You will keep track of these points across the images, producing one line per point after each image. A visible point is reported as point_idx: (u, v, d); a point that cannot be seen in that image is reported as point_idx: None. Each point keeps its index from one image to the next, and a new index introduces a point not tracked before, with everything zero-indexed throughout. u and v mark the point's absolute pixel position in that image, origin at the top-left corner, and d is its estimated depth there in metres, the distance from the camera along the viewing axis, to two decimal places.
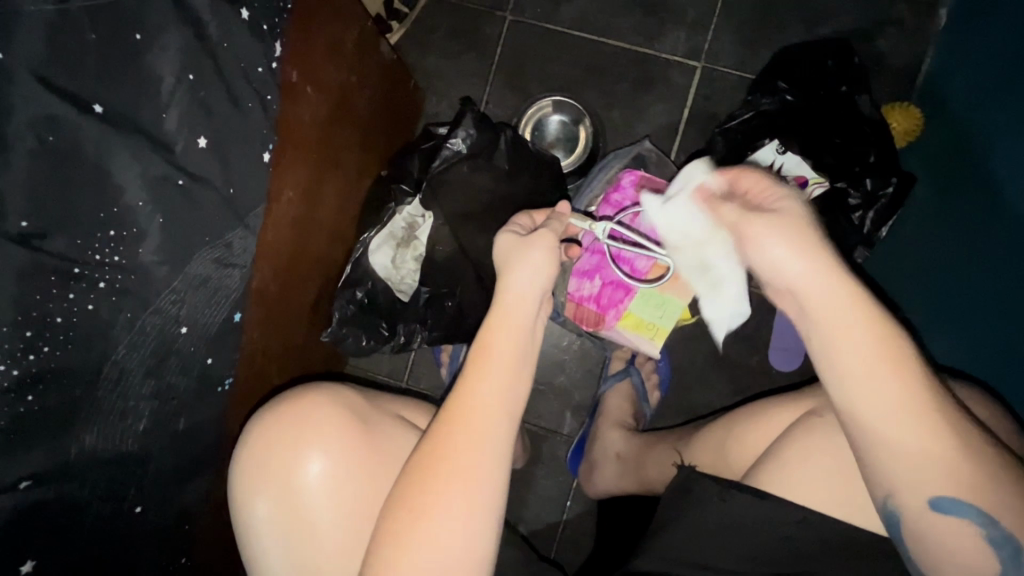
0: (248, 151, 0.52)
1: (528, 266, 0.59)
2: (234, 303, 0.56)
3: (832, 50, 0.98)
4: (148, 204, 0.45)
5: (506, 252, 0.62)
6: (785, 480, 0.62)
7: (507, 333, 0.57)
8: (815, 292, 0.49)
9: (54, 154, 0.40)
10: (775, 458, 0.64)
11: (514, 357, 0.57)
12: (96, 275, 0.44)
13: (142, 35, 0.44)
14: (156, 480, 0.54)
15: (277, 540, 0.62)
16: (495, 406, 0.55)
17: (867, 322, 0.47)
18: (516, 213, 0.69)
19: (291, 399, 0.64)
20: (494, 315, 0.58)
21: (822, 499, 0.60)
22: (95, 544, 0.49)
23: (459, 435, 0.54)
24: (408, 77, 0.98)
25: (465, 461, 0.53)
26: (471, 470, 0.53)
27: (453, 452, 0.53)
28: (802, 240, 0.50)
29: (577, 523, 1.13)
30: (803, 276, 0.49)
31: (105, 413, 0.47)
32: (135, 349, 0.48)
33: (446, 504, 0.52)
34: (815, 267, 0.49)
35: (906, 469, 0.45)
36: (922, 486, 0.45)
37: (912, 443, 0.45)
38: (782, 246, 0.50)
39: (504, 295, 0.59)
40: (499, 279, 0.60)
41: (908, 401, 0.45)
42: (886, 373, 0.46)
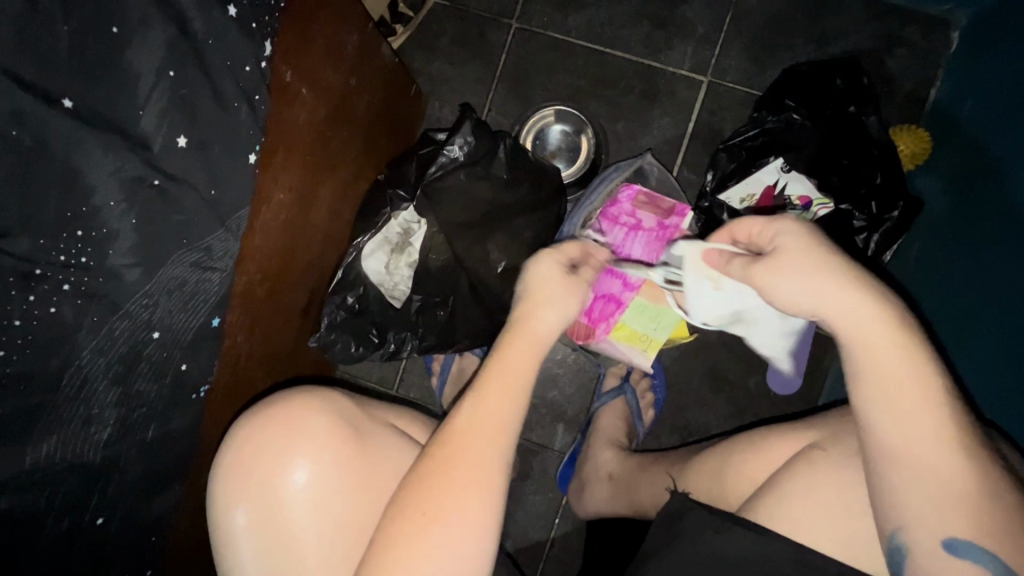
0: (235, 153, 0.51)
1: (553, 298, 0.61)
2: (213, 308, 0.55)
3: (842, 69, 0.97)
4: (120, 204, 0.44)
5: (535, 278, 0.63)
6: (784, 515, 0.59)
7: (526, 354, 0.58)
8: (840, 317, 0.49)
9: (18, 148, 0.38)
10: (774, 493, 0.62)
11: (526, 376, 0.58)
12: (59, 276, 0.42)
13: (119, 29, 0.41)
14: (120, 491, 0.52)
15: (255, 551, 0.59)
16: (509, 423, 0.55)
17: (895, 342, 0.47)
18: (567, 241, 0.68)
19: (279, 403, 0.61)
20: (516, 333, 0.59)
21: (818, 539, 0.57)
22: (51, 557, 0.47)
23: (474, 443, 0.52)
24: (408, 81, 0.97)
25: (480, 469, 0.52)
26: (480, 478, 0.51)
27: (468, 460, 0.52)
28: (825, 273, 0.49)
29: (566, 541, 1.11)
30: (833, 306, 0.49)
31: (66, 421, 0.45)
32: (101, 353, 0.45)
33: (456, 513, 0.50)
34: (844, 296, 0.49)
35: (915, 499, 0.45)
36: (917, 514, 0.45)
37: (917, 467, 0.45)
38: (799, 285, 0.50)
39: (534, 321, 0.60)
40: (531, 303, 0.61)
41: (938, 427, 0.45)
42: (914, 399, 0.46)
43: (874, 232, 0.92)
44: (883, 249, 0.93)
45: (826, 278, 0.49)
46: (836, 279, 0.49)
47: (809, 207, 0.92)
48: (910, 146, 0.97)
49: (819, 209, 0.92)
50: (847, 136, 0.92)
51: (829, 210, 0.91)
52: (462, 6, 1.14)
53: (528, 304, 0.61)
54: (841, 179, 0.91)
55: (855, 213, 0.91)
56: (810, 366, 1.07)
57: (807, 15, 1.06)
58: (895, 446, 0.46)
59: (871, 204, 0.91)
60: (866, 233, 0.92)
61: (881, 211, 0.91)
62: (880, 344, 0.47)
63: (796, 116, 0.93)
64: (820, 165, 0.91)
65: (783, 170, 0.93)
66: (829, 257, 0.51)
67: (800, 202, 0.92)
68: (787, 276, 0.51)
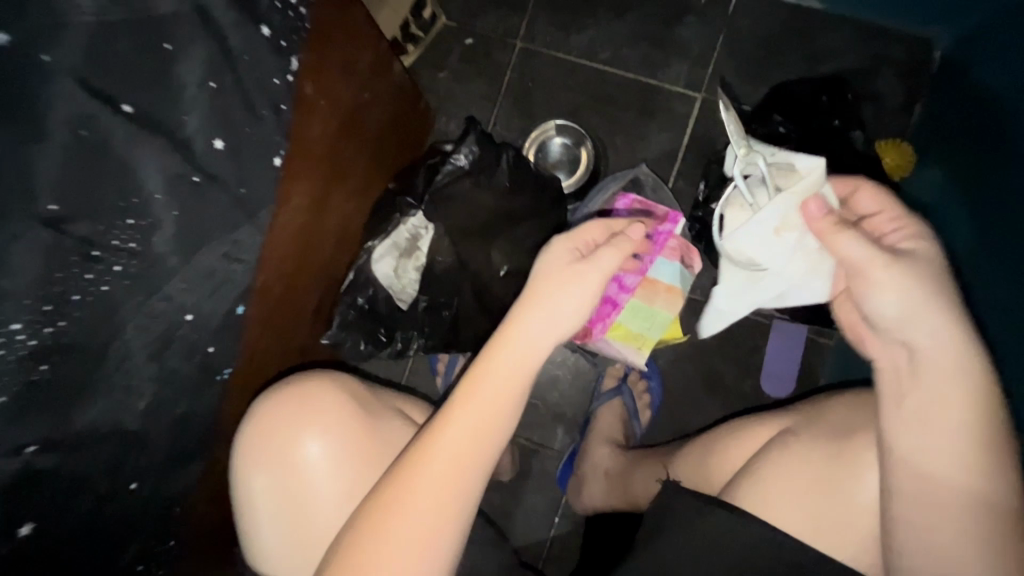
0: (260, 155, 0.58)
1: (549, 298, 0.62)
2: (237, 297, 0.61)
3: (824, 85, 1.03)
4: (164, 197, 0.49)
5: (541, 275, 0.64)
6: (759, 495, 0.64)
7: (514, 358, 0.60)
8: (925, 341, 0.52)
9: (85, 146, 0.43)
10: (751, 472, 0.66)
11: (520, 381, 0.60)
12: (112, 259, 0.47)
13: (170, 45, 0.47)
14: (150, 461, 0.57)
15: (271, 517, 0.64)
16: (491, 424, 0.59)
17: (977, 374, 0.51)
18: (588, 222, 0.68)
19: (293, 382, 0.66)
20: (505, 333, 0.61)
21: (787, 518, 0.62)
22: (89, 515, 0.52)
23: (450, 432, 0.58)
24: (417, 96, 1.04)
25: (453, 460, 0.57)
26: (455, 469, 0.57)
27: (440, 448, 0.58)
28: (925, 296, 0.52)
29: (565, 539, 1.14)
30: (922, 331, 0.52)
31: (110, 391, 0.50)
32: (142, 331, 0.51)
33: (417, 497, 0.56)
34: (938, 323, 0.52)
35: (936, 499, 0.50)
36: (936, 528, 0.50)
37: (934, 481, 0.51)
38: (898, 301, 0.53)
39: (523, 326, 0.61)
40: (535, 308, 0.61)
41: (988, 456, 0.50)
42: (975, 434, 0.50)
43: None
44: None
45: (918, 302, 0.52)
46: (937, 307, 0.52)
47: None
48: (894, 158, 1.02)
49: None
50: (832, 151, 0.97)
51: None
52: (470, 27, 1.21)
53: (529, 307, 0.62)
54: None
55: None
56: (803, 370, 1.10)
57: (796, 35, 1.12)
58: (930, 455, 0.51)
59: None
60: None
61: None
62: (961, 377, 0.51)
63: (782, 129, 0.99)
64: None
65: None
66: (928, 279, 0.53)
67: None
68: (891, 288, 0.53)
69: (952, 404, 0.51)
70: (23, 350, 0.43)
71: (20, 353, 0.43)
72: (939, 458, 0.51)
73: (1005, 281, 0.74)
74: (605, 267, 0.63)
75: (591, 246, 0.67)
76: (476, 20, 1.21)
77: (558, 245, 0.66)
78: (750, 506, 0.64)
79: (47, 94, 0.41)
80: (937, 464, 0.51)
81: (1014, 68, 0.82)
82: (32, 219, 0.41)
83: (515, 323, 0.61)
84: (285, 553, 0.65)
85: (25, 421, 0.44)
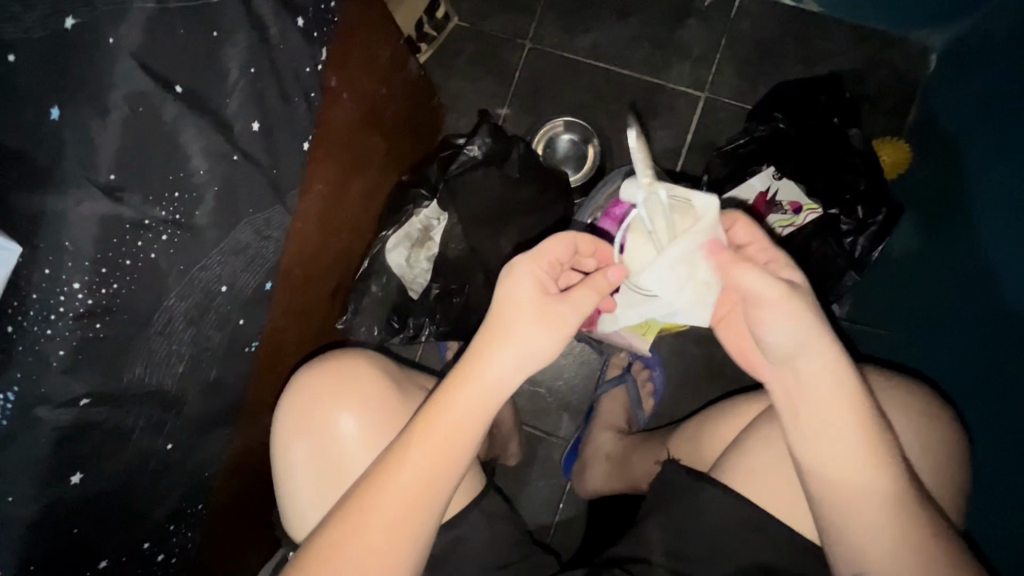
0: (291, 139, 0.62)
1: (513, 333, 0.58)
2: (267, 273, 0.65)
3: (823, 85, 1.06)
4: (207, 173, 0.54)
5: (503, 303, 0.59)
6: (749, 469, 0.70)
7: (474, 397, 0.58)
8: (813, 370, 0.57)
9: (141, 122, 0.48)
10: (738, 445, 0.73)
11: (481, 415, 0.58)
12: (159, 229, 0.51)
13: (217, 33, 0.52)
14: (185, 423, 0.61)
15: (308, 484, 0.70)
16: (452, 450, 0.58)
17: (855, 391, 0.57)
18: (550, 238, 0.61)
19: (333, 359, 0.73)
20: (463, 366, 0.59)
21: (773, 492, 0.68)
22: (131, 469, 0.56)
23: (402, 472, 0.57)
24: (430, 92, 1.07)
25: (407, 497, 0.57)
26: (416, 495, 0.58)
27: (394, 486, 0.57)
28: (813, 329, 0.56)
29: (568, 524, 1.16)
30: (811, 360, 0.57)
31: (154, 353, 0.54)
32: (183, 299, 0.55)
33: (376, 531, 0.57)
34: (824, 352, 0.56)
35: (859, 503, 0.56)
36: (849, 522, 0.57)
37: (846, 485, 0.57)
38: (788, 334, 0.57)
39: (484, 364, 0.58)
40: (500, 342, 0.58)
41: (880, 460, 0.56)
42: (863, 445, 0.56)
43: (860, 237, 1.01)
44: (869, 249, 1.02)
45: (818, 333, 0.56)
46: (822, 337, 0.56)
47: (799, 212, 1.01)
48: (891, 156, 1.06)
49: (808, 214, 1.00)
50: (829, 147, 1.00)
51: (818, 215, 1.00)
52: (480, 28, 1.25)
53: (494, 342, 0.58)
54: (825, 185, 0.99)
55: (843, 218, 1.00)
56: None
57: (795, 38, 1.16)
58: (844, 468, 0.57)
59: (857, 210, 0.99)
60: (852, 237, 1.01)
61: (866, 216, 1.00)
62: (840, 396, 0.57)
63: (781, 126, 1.04)
64: (807, 169, 1.00)
65: (774, 177, 1.01)
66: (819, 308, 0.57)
67: (791, 207, 1.01)
68: (785, 322, 0.56)
69: (839, 422, 0.57)
70: (82, 308, 0.47)
71: (80, 311, 0.47)
72: (837, 465, 0.57)
73: (1011, 270, 0.77)
74: (577, 304, 0.60)
75: (553, 267, 0.62)
76: (486, 21, 1.25)
77: (521, 267, 0.60)
78: (738, 481, 0.70)
79: (112, 74, 0.46)
80: (834, 470, 0.57)
81: (1009, 68, 0.86)
82: (91, 185, 0.46)
83: (474, 359, 0.58)
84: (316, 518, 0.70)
85: (82, 374, 0.49)
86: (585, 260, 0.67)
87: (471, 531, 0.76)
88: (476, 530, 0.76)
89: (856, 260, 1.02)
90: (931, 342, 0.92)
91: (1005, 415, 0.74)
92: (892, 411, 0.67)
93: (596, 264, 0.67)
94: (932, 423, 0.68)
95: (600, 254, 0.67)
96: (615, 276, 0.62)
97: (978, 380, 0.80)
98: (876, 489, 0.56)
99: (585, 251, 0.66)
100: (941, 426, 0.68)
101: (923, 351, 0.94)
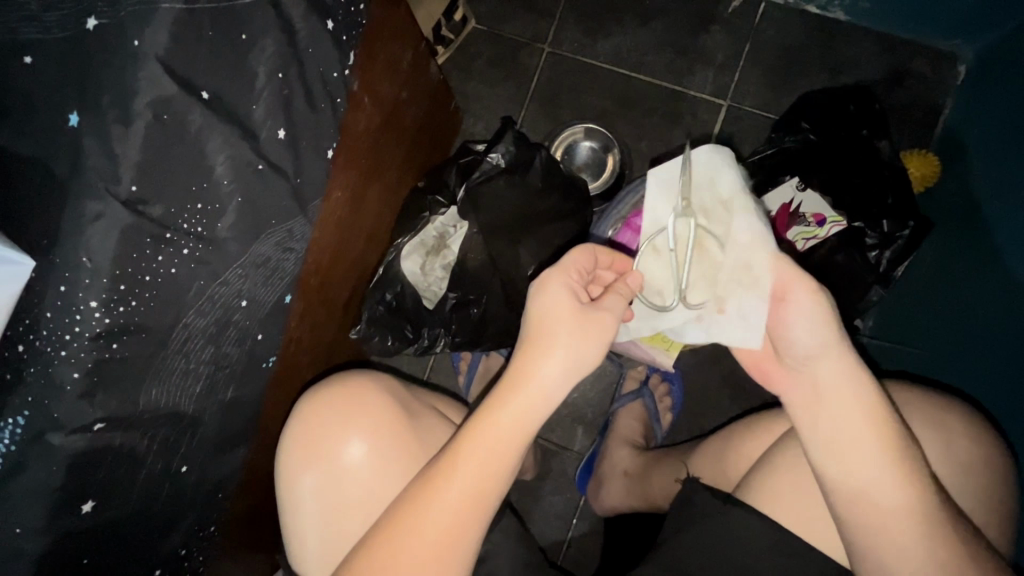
0: (316, 146, 0.59)
1: (559, 340, 0.54)
2: (286, 286, 0.62)
3: (851, 94, 1.03)
4: (231, 183, 0.51)
5: (540, 314, 0.55)
6: (776, 498, 0.66)
7: (518, 408, 0.55)
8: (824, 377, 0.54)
9: (166, 130, 0.45)
10: (766, 466, 0.69)
11: (511, 443, 0.55)
12: (181, 242, 0.49)
13: (246, 36, 0.49)
14: (200, 445, 0.58)
15: (316, 511, 0.68)
16: (470, 478, 0.55)
17: (873, 396, 0.53)
18: (577, 249, 0.59)
19: (338, 382, 0.70)
20: (508, 378, 0.55)
21: (802, 523, 0.64)
22: (143, 494, 0.53)
23: (450, 488, 0.55)
24: (449, 98, 1.04)
25: (453, 514, 0.55)
26: (445, 527, 0.55)
27: (419, 515, 0.55)
28: (825, 330, 0.54)
29: (582, 541, 1.13)
30: (823, 367, 0.54)
31: (171, 372, 0.51)
32: (203, 315, 0.52)
33: (416, 549, 0.54)
34: (832, 356, 0.54)
35: (901, 539, 0.52)
36: (888, 551, 0.52)
37: (870, 506, 0.53)
38: (807, 336, 0.54)
39: (530, 373, 0.54)
40: (538, 359, 0.54)
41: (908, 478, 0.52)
42: (885, 458, 0.52)
43: (886, 250, 0.97)
44: (894, 265, 0.97)
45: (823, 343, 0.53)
46: (833, 337, 0.54)
47: (822, 224, 0.97)
48: (919, 170, 1.02)
49: (831, 227, 0.97)
50: (858, 158, 0.97)
51: (841, 227, 0.97)
52: (498, 31, 1.23)
53: (526, 362, 0.55)
54: (856, 201, 0.97)
55: (867, 232, 0.96)
56: None
57: (821, 47, 1.14)
58: (874, 497, 0.52)
59: (883, 223, 0.96)
60: (878, 251, 0.97)
61: (892, 230, 0.95)
62: (857, 413, 0.53)
63: (812, 136, 1.01)
64: (835, 184, 0.97)
65: (798, 189, 0.99)
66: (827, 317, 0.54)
67: (814, 219, 0.98)
68: (794, 322, 0.54)
69: (863, 446, 0.53)
70: (99, 327, 0.45)
71: (96, 330, 0.44)
72: (860, 483, 0.53)
73: None
74: (613, 311, 0.57)
75: (581, 278, 0.59)
76: (505, 24, 1.23)
77: (553, 278, 0.57)
78: (765, 507, 0.67)
79: (137, 79, 0.43)
80: (872, 501, 0.52)
81: None
82: (111, 197, 0.44)
83: (522, 371, 0.55)
84: (328, 551, 0.68)
85: (98, 397, 0.46)
86: (603, 274, 0.62)
87: (491, 555, 0.72)
88: (496, 555, 0.72)
89: (882, 275, 0.97)
90: (954, 360, 0.88)
91: None
92: (943, 438, 0.62)
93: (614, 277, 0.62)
94: (981, 446, 0.62)
95: (616, 265, 0.62)
96: (633, 283, 0.59)
97: (1004, 399, 0.77)
98: (906, 510, 0.52)
99: (602, 265, 0.61)
100: (965, 437, 0.62)
101: (944, 369, 0.90)
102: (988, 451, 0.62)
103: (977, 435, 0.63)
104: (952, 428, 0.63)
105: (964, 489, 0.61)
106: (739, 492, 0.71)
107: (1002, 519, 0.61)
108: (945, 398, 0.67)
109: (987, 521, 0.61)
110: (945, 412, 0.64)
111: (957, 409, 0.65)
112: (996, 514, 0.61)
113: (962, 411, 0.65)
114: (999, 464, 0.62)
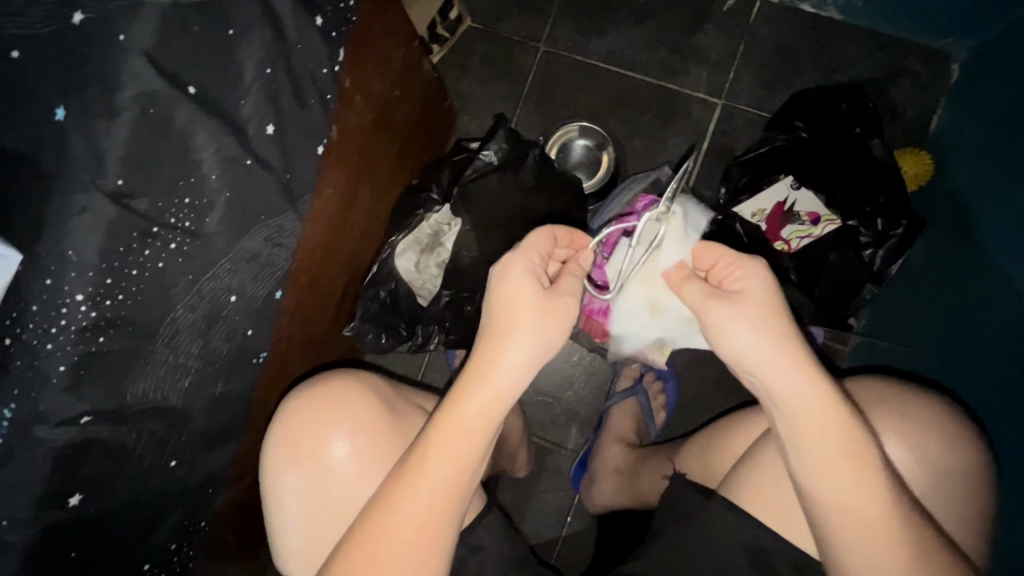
0: (306, 141, 0.60)
1: (524, 327, 0.54)
2: (276, 282, 0.63)
3: (847, 93, 1.01)
4: (219, 178, 0.51)
5: (504, 300, 0.55)
6: (755, 493, 0.66)
7: (489, 395, 0.55)
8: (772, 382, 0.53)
9: (152, 125, 0.46)
10: (748, 461, 0.69)
11: (478, 433, 0.55)
12: (169, 236, 0.49)
13: (233, 31, 0.50)
14: (188, 440, 0.59)
15: (301, 507, 0.68)
16: (434, 475, 0.55)
17: (822, 395, 0.53)
18: (535, 232, 0.59)
19: (321, 381, 0.71)
20: (474, 367, 0.55)
21: (781, 518, 0.64)
22: (131, 488, 0.54)
23: (417, 488, 0.55)
24: (443, 94, 1.04)
25: (425, 511, 0.55)
26: (420, 524, 0.55)
27: (393, 516, 0.55)
28: (764, 326, 0.53)
29: (576, 539, 1.13)
30: (758, 364, 0.53)
31: (158, 366, 0.52)
32: (191, 309, 0.53)
33: (387, 547, 0.55)
34: (774, 357, 0.53)
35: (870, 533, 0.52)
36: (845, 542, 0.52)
37: (825, 498, 0.53)
38: (745, 336, 0.53)
39: (500, 361, 0.54)
40: (494, 347, 0.55)
41: (860, 475, 0.52)
42: (842, 456, 0.52)
43: (880, 249, 0.96)
44: (887, 263, 0.97)
45: (770, 341, 0.53)
46: (781, 341, 0.53)
47: (816, 222, 0.97)
48: (912, 168, 1.02)
49: (826, 225, 0.97)
50: (849, 157, 0.97)
51: (835, 226, 0.97)
52: (494, 30, 1.23)
53: (489, 353, 0.55)
54: (846, 197, 0.96)
55: (861, 230, 0.95)
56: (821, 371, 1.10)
57: (815, 45, 1.14)
58: (833, 494, 0.52)
59: (877, 221, 0.95)
60: (872, 249, 0.96)
61: (886, 228, 0.95)
62: (809, 409, 0.52)
63: (803, 135, 1.00)
64: (825, 181, 0.97)
65: (793, 187, 0.98)
66: (773, 312, 0.54)
67: (808, 217, 0.98)
68: (732, 324, 0.53)
69: (821, 442, 0.52)
70: (85, 320, 0.45)
71: (82, 323, 0.45)
72: (825, 482, 0.53)
73: None
74: (574, 295, 0.57)
75: (542, 260, 0.59)
76: (500, 23, 1.23)
77: (517, 263, 0.56)
78: (747, 501, 0.66)
79: (121, 75, 0.44)
80: (837, 494, 0.52)
81: None
82: (97, 191, 0.44)
83: (486, 361, 0.55)
84: (312, 547, 0.68)
85: (84, 390, 0.47)
86: (560, 253, 0.62)
87: (478, 551, 0.72)
88: (482, 552, 0.72)
89: (874, 273, 0.97)
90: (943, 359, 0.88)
91: (1011, 440, 0.71)
92: (919, 431, 0.62)
93: (570, 254, 0.62)
94: (958, 439, 0.62)
95: (574, 243, 0.63)
96: (587, 263, 0.61)
97: (988, 396, 0.77)
98: (870, 514, 0.52)
99: (560, 243, 0.62)
100: (931, 430, 0.62)
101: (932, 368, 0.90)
102: (967, 446, 0.62)
103: (955, 429, 0.63)
104: (923, 420, 0.63)
105: (934, 483, 0.61)
106: (721, 489, 0.71)
107: (976, 514, 0.61)
108: (918, 389, 0.67)
109: (967, 516, 0.61)
110: (924, 408, 0.64)
111: (931, 398, 0.66)
112: (975, 510, 0.61)
113: (938, 404, 0.65)
114: (980, 458, 0.62)
